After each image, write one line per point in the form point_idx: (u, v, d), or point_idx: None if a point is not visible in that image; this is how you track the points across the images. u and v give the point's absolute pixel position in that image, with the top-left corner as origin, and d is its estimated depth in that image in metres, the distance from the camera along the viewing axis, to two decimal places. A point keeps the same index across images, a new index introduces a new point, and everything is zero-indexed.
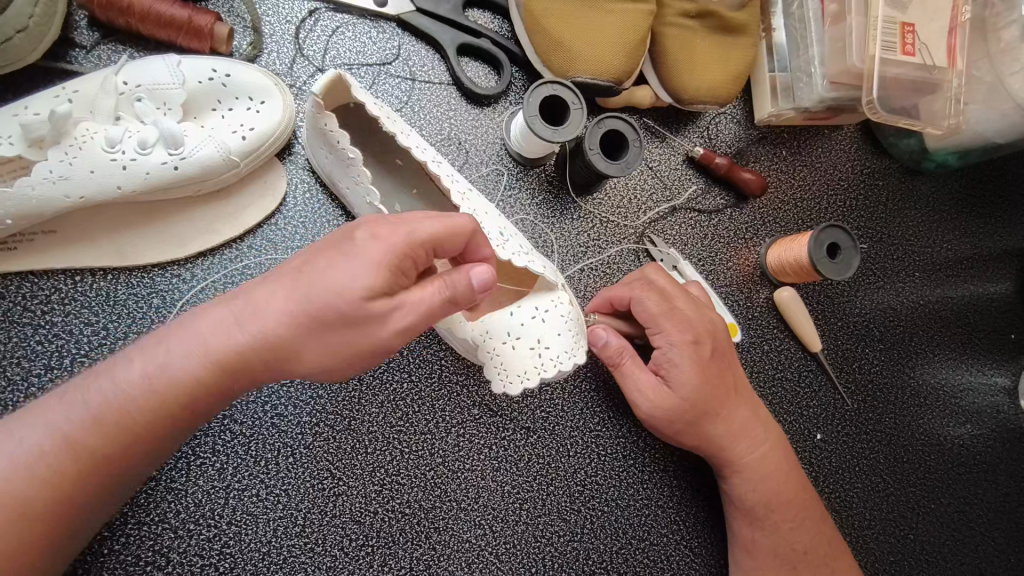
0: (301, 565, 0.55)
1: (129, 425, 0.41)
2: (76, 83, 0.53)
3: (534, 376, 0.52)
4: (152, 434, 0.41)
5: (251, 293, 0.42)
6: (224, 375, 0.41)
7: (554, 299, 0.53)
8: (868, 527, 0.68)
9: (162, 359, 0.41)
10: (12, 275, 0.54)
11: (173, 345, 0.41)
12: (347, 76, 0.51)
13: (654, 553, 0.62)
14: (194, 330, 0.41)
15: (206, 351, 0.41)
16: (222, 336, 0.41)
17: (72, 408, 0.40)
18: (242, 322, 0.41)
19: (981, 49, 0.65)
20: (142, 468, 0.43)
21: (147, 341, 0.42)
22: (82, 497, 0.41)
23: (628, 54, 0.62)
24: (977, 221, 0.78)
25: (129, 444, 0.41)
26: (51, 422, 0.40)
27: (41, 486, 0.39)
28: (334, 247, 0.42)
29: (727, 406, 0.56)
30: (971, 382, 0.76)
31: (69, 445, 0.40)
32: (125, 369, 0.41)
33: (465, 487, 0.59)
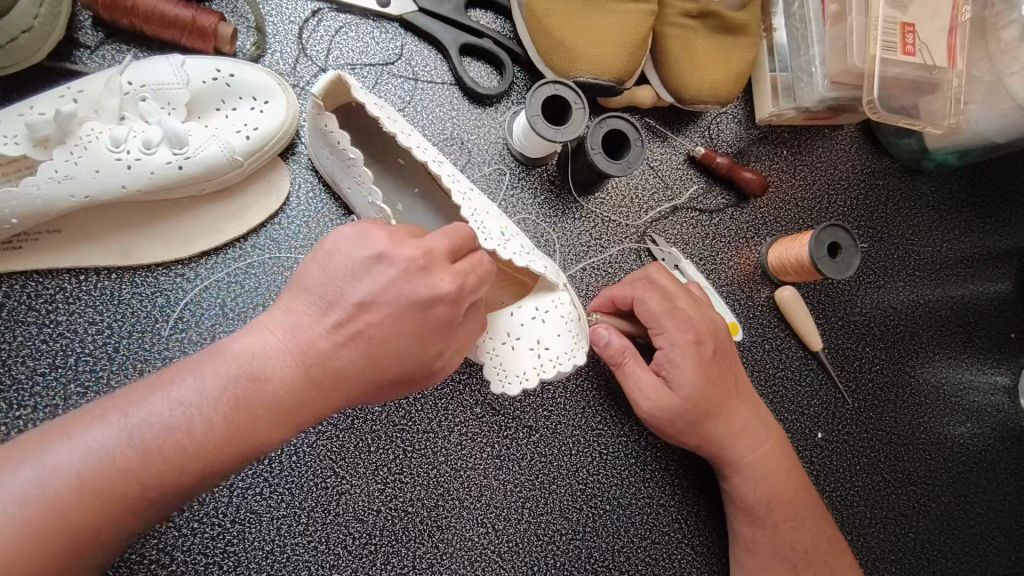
0: (304, 563, 0.55)
1: (176, 469, 0.36)
2: (81, 82, 0.53)
3: (532, 377, 0.52)
4: (199, 479, 0.37)
5: (301, 323, 0.40)
6: (283, 417, 0.39)
7: (555, 299, 0.54)
8: (868, 525, 0.69)
9: (216, 396, 0.37)
10: (17, 274, 0.54)
11: (225, 381, 0.38)
12: (347, 75, 0.51)
13: (656, 551, 0.62)
14: (247, 362, 0.39)
15: (264, 388, 0.38)
16: (277, 370, 0.39)
17: (109, 444, 0.35)
18: (296, 355, 0.39)
19: (981, 49, 0.65)
20: (162, 512, 0.38)
21: (187, 370, 0.39)
22: (107, 543, 0.36)
23: (630, 53, 0.62)
24: (977, 221, 0.78)
25: (166, 490, 0.36)
26: (85, 459, 0.35)
27: (73, 529, 0.34)
28: (386, 283, 0.40)
29: (728, 405, 0.57)
30: (971, 381, 0.76)
31: (106, 486, 0.35)
32: (177, 387, 0.38)
33: (467, 486, 0.59)
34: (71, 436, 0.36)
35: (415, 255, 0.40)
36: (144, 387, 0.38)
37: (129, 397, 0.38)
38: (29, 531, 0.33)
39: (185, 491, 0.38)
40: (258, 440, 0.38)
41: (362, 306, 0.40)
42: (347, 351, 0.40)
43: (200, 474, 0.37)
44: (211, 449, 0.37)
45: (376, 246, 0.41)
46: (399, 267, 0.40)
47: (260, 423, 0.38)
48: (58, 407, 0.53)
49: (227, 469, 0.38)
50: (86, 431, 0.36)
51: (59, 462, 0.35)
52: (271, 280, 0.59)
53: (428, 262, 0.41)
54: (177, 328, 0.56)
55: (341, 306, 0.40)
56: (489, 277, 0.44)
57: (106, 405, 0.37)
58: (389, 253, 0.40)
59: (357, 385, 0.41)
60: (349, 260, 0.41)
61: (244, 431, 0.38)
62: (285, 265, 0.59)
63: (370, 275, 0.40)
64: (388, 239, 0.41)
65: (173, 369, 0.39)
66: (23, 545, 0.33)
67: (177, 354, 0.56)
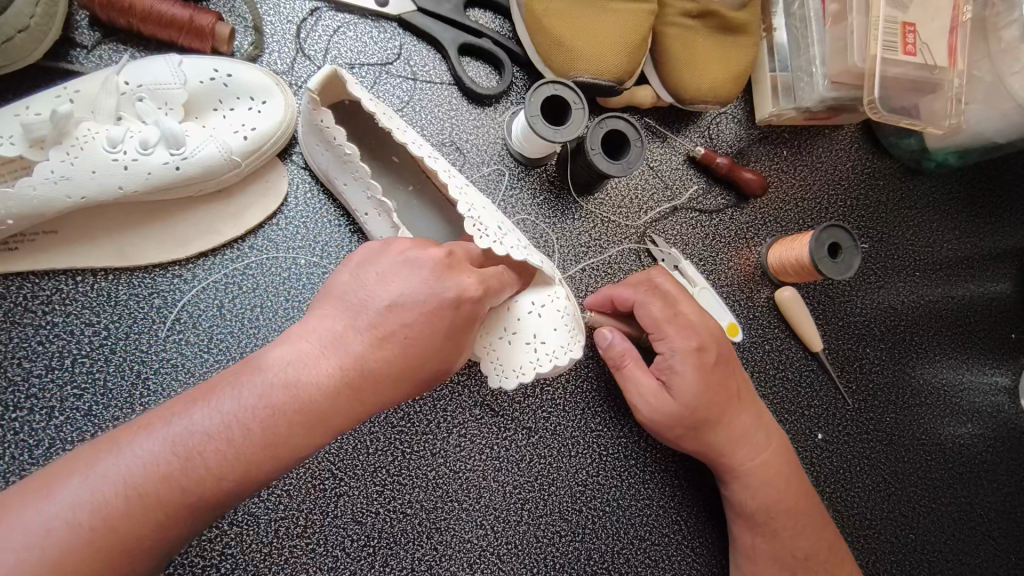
0: (302, 565, 0.55)
1: (219, 476, 0.36)
2: (77, 83, 0.53)
3: (529, 371, 0.51)
4: (241, 487, 0.37)
5: (335, 328, 0.40)
6: (321, 423, 0.38)
7: (553, 294, 0.54)
8: (868, 527, 0.68)
9: (254, 404, 0.37)
10: (12, 275, 0.54)
11: (262, 388, 0.37)
12: (343, 71, 0.50)
13: (655, 553, 0.62)
14: (285, 368, 0.38)
15: (301, 393, 0.38)
16: (312, 376, 0.38)
17: (153, 454, 0.35)
18: (331, 361, 0.39)
19: (982, 49, 0.65)
20: (204, 524, 0.37)
21: (226, 380, 0.38)
22: (151, 556, 0.35)
23: (630, 53, 0.62)
24: (977, 221, 0.78)
25: (210, 500, 0.36)
26: (130, 469, 0.35)
27: (119, 539, 0.34)
28: (417, 283, 0.42)
29: (728, 413, 0.56)
30: (972, 382, 0.76)
31: (150, 495, 0.34)
32: (222, 397, 0.37)
33: (466, 485, 0.59)
34: (116, 448, 0.36)
35: (441, 258, 0.44)
36: (184, 399, 0.38)
37: (172, 408, 0.37)
38: (76, 542, 0.33)
39: (226, 501, 0.37)
40: (296, 447, 0.38)
41: (394, 309, 0.41)
42: (380, 355, 0.40)
43: (242, 481, 0.36)
44: (251, 455, 0.36)
45: (403, 252, 0.43)
46: (427, 269, 0.43)
47: (299, 429, 0.37)
48: (54, 409, 0.53)
49: (266, 477, 0.38)
50: (130, 443, 0.36)
51: (106, 472, 0.35)
52: (268, 281, 0.58)
53: (451, 263, 0.44)
54: (174, 330, 0.56)
55: (374, 310, 0.41)
56: (508, 286, 0.49)
57: (147, 419, 0.37)
58: (415, 257, 0.43)
59: (388, 389, 0.41)
60: (381, 267, 0.43)
61: (283, 437, 0.37)
62: (282, 266, 0.59)
63: (397, 278, 0.42)
64: (414, 246, 0.44)
65: (211, 381, 0.39)
66: (72, 555, 0.32)
67: (174, 356, 0.56)
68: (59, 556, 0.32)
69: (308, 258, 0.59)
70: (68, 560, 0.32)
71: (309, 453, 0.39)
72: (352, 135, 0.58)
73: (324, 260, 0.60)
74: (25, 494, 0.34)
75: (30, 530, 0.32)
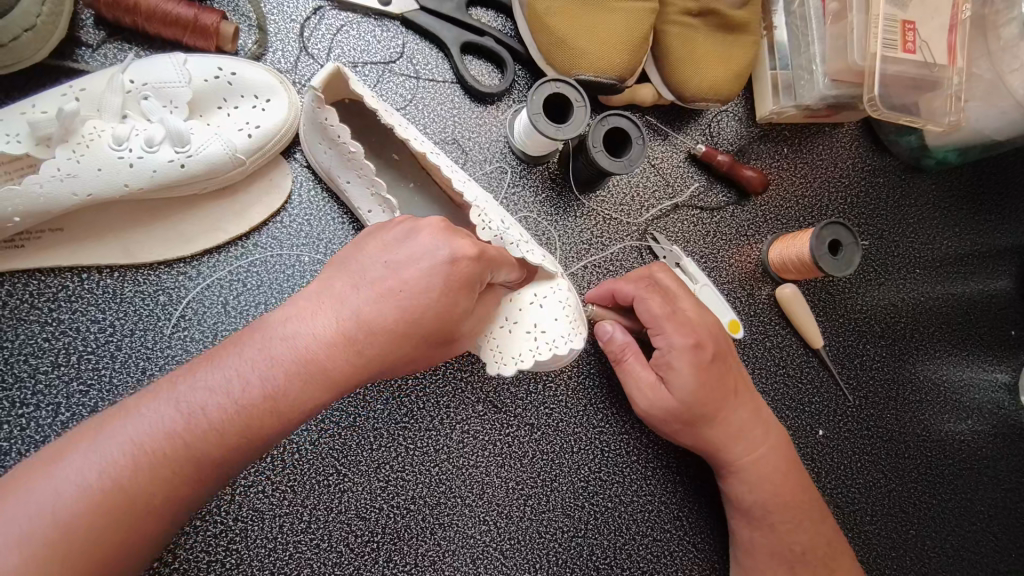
0: (307, 560, 0.55)
1: (221, 430, 0.38)
2: (83, 81, 0.53)
3: (528, 358, 0.51)
4: (246, 442, 0.38)
5: (334, 289, 0.42)
6: (321, 378, 0.39)
7: (552, 287, 0.54)
8: (869, 522, 0.69)
9: (253, 361, 0.39)
10: (19, 272, 0.54)
11: (261, 345, 0.40)
12: (346, 69, 0.51)
13: (656, 548, 0.62)
14: (283, 328, 0.40)
15: (297, 347, 0.39)
16: (308, 328, 0.40)
17: (158, 415, 0.37)
18: (330, 317, 0.40)
19: (982, 47, 0.66)
20: (216, 483, 0.39)
21: (229, 345, 0.41)
22: (164, 515, 0.37)
23: (631, 51, 0.62)
24: (977, 217, 0.79)
25: (214, 456, 0.38)
26: (137, 430, 0.37)
27: (128, 497, 0.36)
28: (416, 245, 0.42)
29: (725, 408, 0.57)
30: (972, 378, 0.76)
31: (156, 453, 0.37)
32: (225, 359, 0.39)
33: (464, 466, 0.59)
34: (125, 413, 0.38)
35: (439, 220, 0.44)
36: (190, 365, 0.40)
37: (179, 374, 0.40)
38: (88, 498, 0.35)
39: (234, 458, 0.39)
40: (298, 401, 0.39)
41: (391, 268, 0.42)
42: (376, 308, 0.40)
43: (245, 435, 0.38)
44: (252, 407, 0.38)
45: (403, 220, 0.45)
46: (424, 231, 0.43)
47: (297, 381, 0.39)
48: (60, 405, 0.53)
49: (272, 432, 0.39)
50: (138, 408, 0.38)
51: (114, 435, 0.37)
52: (272, 279, 0.59)
53: (451, 228, 0.44)
54: (179, 327, 0.57)
55: (376, 272, 0.42)
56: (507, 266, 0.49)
57: (156, 387, 0.40)
58: (413, 221, 0.44)
59: (390, 348, 0.41)
60: (384, 234, 0.44)
61: (282, 389, 0.39)
62: (287, 264, 0.59)
63: (399, 243, 0.43)
64: (413, 218, 0.45)
65: (215, 348, 0.41)
66: (84, 514, 0.35)
67: (179, 353, 0.56)
68: (70, 516, 0.34)
69: (312, 256, 0.60)
70: (80, 517, 0.34)
71: (312, 410, 0.40)
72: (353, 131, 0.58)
73: (328, 258, 0.60)
74: (42, 461, 0.37)
75: (45, 492, 0.35)
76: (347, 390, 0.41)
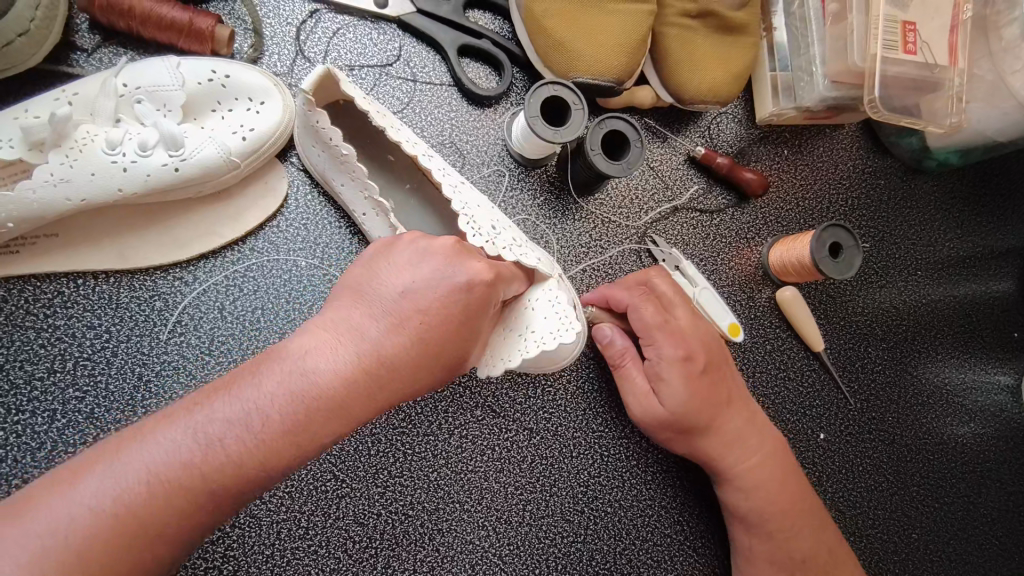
0: (304, 567, 0.55)
1: (239, 463, 0.37)
2: (76, 85, 0.53)
3: (513, 358, 0.50)
4: (263, 474, 0.38)
5: (350, 321, 0.41)
6: (341, 412, 0.39)
7: (545, 290, 0.53)
8: (871, 527, 0.68)
9: (274, 393, 0.38)
10: (14, 278, 0.54)
11: (281, 377, 0.39)
12: (336, 70, 0.50)
13: (657, 553, 0.62)
14: (303, 359, 0.40)
15: (318, 382, 0.39)
16: (330, 363, 0.39)
17: (175, 444, 0.37)
18: (348, 350, 0.40)
19: (983, 48, 0.65)
20: (228, 512, 0.38)
21: (246, 373, 0.40)
22: (174, 544, 0.36)
23: (629, 54, 0.61)
24: (980, 219, 0.78)
25: (230, 487, 0.37)
26: (152, 458, 0.36)
27: (141, 525, 0.35)
28: (429, 270, 0.43)
29: (719, 417, 0.56)
30: (975, 380, 0.75)
31: (171, 483, 0.36)
32: (243, 389, 0.39)
33: (470, 480, 0.59)
34: (139, 438, 0.37)
35: (448, 244, 0.45)
36: (206, 391, 0.39)
37: (194, 402, 0.39)
38: (101, 523, 0.34)
39: (248, 490, 0.38)
40: (317, 435, 0.39)
41: (406, 297, 0.42)
42: (395, 340, 0.41)
43: (263, 468, 0.37)
44: (271, 441, 0.37)
45: (413, 243, 0.45)
46: (437, 255, 0.44)
47: (317, 415, 0.38)
48: (56, 412, 0.53)
49: (289, 464, 0.39)
50: (154, 434, 0.37)
51: (130, 461, 0.36)
52: (269, 283, 0.58)
53: (461, 250, 0.45)
54: (175, 332, 0.56)
55: (390, 301, 0.42)
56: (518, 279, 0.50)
57: (171, 412, 0.39)
58: (424, 246, 0.44)
59: (405, 380, 0.41)
60: (396, 257, 0.44)
61: (302, 423, 0.38)
62: (284, 268, 0.59)
63: (410, 269, 0.43)
64: (423, 236, 0.45)
65: (233, 375, 0.40)
66: (95, 538, 0.34)
67: (176, 358, 0.56)
68: (82, 542, 0.34)
69: (309, 260, 0.59)
70: (92, 543, 0.34)
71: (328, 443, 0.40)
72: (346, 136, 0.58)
73: (324, 262, 0.60)
74: (55, 483, 0.36)
75: (57, 514, 0.34)
76: (364, 420, 0.41)
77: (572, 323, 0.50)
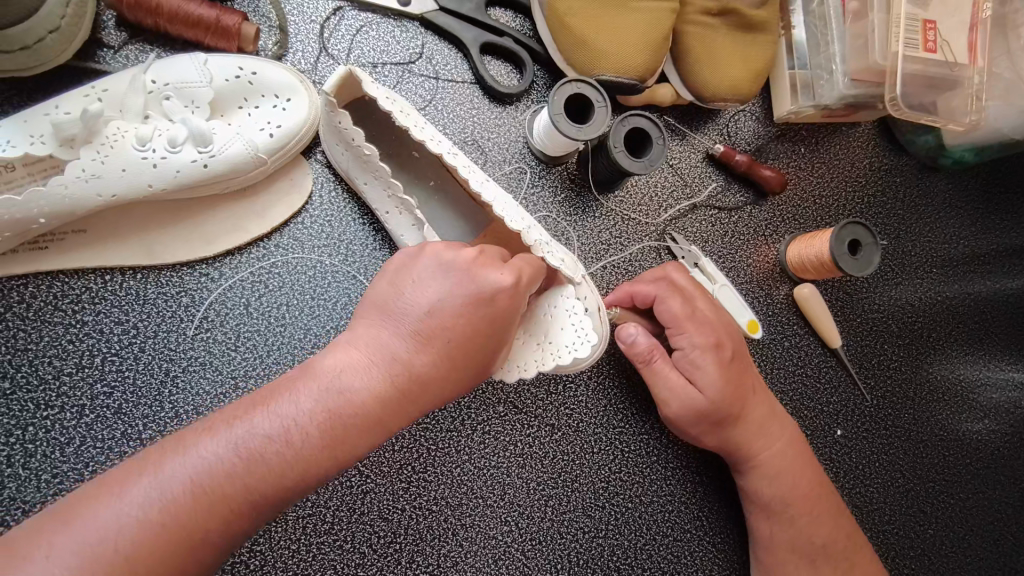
0: (330, 562, 0.55)
1: (279, 476, 0.38)
2: (105, 81, 0.53)
3: (530, 367, 0.50)
4: (301, 486, 0.39)
5: (379, 339, 0.42)
6: (375, 424, 0.40)
7: (564, 298, 0.52)
8: (887, 522, 0.69)
9: (311, 409, 0.39)
10: (43, 274, 0.54)
11: (318, 393, 0.39)
12: (358, 70, 0.50)
13: (678, 549, 0.62)
14: (339, 376, 0.40)
15: (353, 399, 0.40)
16: (363, 382, 0.40)
17: (216, 455, 0.37)
18: (380, 368, 0.41)
19: (1002, 45, 0.66)
20: (267, 520, 0.39)
21: (285, 387, 0.40)
22: (216, 551, 0.37)
23: (651, 52, 0.62)
24: (993, 217, 0.79)
25: (270, 498, 0.38)
26: (195, 469, 0.37)
27: (185, 534, 0.36)
28: (453, 284, 0.43)
29: (747, 407, 0.57)
30: (988, 378, 0.76)
31: (215, 494, 0.36)
32: (281, 403, 0.39)
33: (493, 483, 0.59)
34: (181, 448, 0.38)
35: (470, 256, 0.44)
36: (246, 404, 0.40)
37: (236, 413, 0.40)
38: (148, 531, 0.35)
39: (286, 499, 0.39)
40: (352, 447, 0.40)
41: (432, 313, 0.42)
42: (424, 358, 0.41)
43: (300, 480, 0.38)
44: (310, 455, 0.38)
45: (436, 255, 0.44)
46: (460, 270, 0.43)
47: (353, 430, 0.39)
48: (85, 407, 0.53)
49: (326, 475, 0.39)
50: (196, 445, 0.38)
51: (173, 472, 0.37)
52: (293, 279, 0.59)
53: (482, 260, 0.44)
54: (201, 328, 0.56)
55: (415, 317, 0.42)
56: (540, 275, 0.48)
57: (210, 423, 0.40)
58: (449, 259, 0.44)
59: (434, 393, 0.42)
60: (420, 272, 0.44)
61: (339, 437, 0.39)
62: (308, 264, 0.59)
63: (432, 286, 0.43)
64: (443, 250, 0.45)
65: (269, 388, 0.41)
66: (142, 546, 0.35)
67: (202, 354, 0.56)
68: (130, 549, 0.34)
69: (332, 258, 0.60)
70: (139, 551, 0.35)
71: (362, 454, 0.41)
72: (368, 135, 0.58)
73: (348, 259, 0.60)
74: (99, 490, 0.37)
75: (104, 521, 0.35)
76: (395, 431, 0.42)
77: (588, 335, 0.50)
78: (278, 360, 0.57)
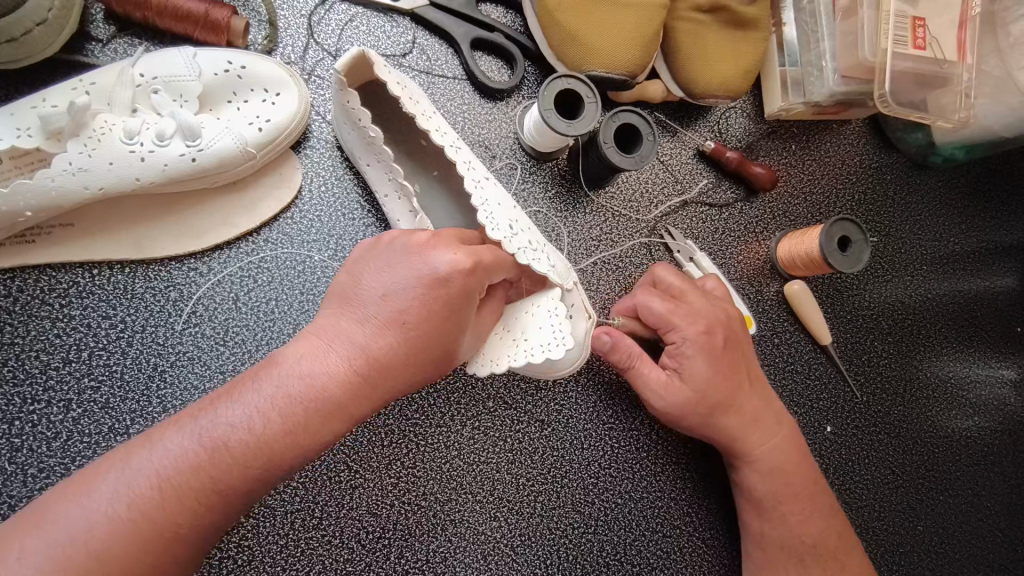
0: (318, 557, 0.55)
1: (245, 464, 0.38)
2: (93, 74, 0.53)
3: (502, 362, 0.49)
4: (270, 474, 0.39)
5: (339, 328, 0.42)
6: (340, 409, 0.40)
7: (547, 299, 0.50)
8: (876, 519, 0.69)
9: (272, 397, 0.39)
10: (30, 267, 0.54)
11: (278, 381, 0.40)
12: (370, 53, 0.50)
13: (666, 545, 0.62)
14: (297, 364, 0.40)
15: (315, 384, 0.40)
16: (323, 367, 0.40)
17: (181, 448, 0.38)
18: (340, 353, 0.41)
19: (991, 43, 0.67)
20: (240, 512, 0.40)
21: (247, 378, 0.41)
22: (191, 544, 0.37)
23: (640, 48, 0.62)
24: (983, 215, 0.79)
25: (238, 487, 0.38)
26: (161, 462, 0.37)
27: (153, 529, 0.36)
28: (405, 268, 0.43)
29: (739, 396, 0.57)
30: (978, 375, 0.76)
31: (183, 486, 0.37)
32: (243, 394, 0.40)
33: (480, 481, 0.59)
34: (148, 444, 0.38)
35: (422, 238, 0.44)
36: (211, 398, 0.40)
37: (201, 407, 0.40)
38: (121, 528, 0.35)
39: (257, 488, 0.39)
40: (317, 433, 0.39)
41: (388, 298, 0.42)
42: (383, 342, 0.41)
43: (266, 467, 0.38)
44: (274, 442, 0.38)
45: (390, 244, 0.45)
46: (410, 254, 0.43)
47: (316, 415, 0.39)
48: (71, 402, 0.53)
49: (293, 462, 0.39)
50: (163, 438, 0.38)
51: (140, 467, 0.37)
52: (284, 275, 0.58)
53: (434, 241, 0.44)
54: (190, 323, 0.56)
55: (374, 304, 0.42)
56: (502, 268, 0.47)
57: (179, 418, 0.40)
58: (400, 246, 0.44)
59: (398, 377, 0.42)
60: (376, 260, 0.44)
61: (301, 423, 0.39)
62: (300, 259, 0.59)
63: (388, 272, 0.43)
64: (398, 236, 0.45)
65: (236, 380, 0.42)
66: (113, 541, 0.35)
67: (191, 349, 0.56)
68: (102, 546, 0.35)
69: (323, 253, 0.59)
70: (111, 548, 0.35)
71: (329, 441, 0.41)
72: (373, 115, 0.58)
73: (339, 254, 0.60)
74: (72, 488, 0.37)
75: (76, 518, 0.35)
76: (362, 418, 0.42)
77: (565, 339, 0.47)
78: (266, 354, 0.57)
